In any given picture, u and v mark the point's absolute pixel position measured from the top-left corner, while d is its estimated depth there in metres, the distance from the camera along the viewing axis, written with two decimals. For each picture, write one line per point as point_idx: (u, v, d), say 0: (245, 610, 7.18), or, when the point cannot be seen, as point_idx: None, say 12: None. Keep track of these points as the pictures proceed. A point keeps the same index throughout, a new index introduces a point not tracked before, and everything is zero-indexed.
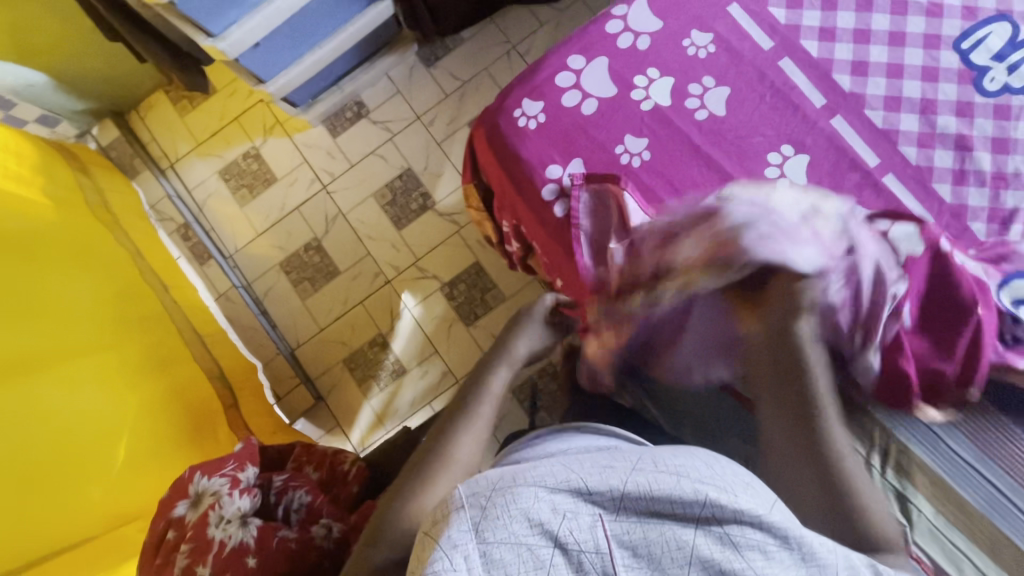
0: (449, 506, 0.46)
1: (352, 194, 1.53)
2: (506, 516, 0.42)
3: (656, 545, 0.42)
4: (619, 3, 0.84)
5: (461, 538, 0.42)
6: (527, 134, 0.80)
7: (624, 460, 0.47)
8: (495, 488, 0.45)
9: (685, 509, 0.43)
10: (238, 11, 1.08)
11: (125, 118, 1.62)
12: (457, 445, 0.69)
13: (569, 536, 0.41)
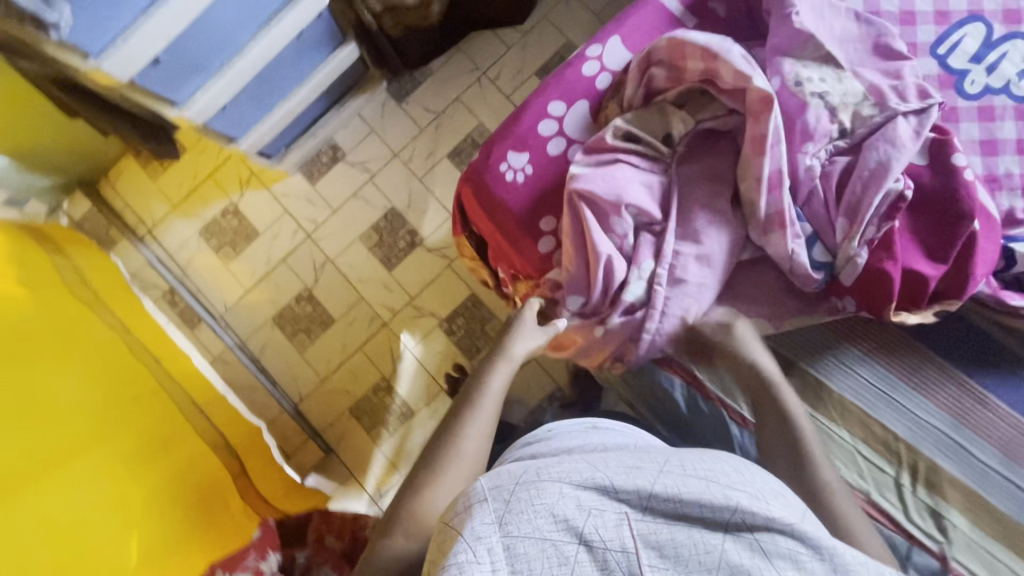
0: (471, 498, 0.54)
1: (338, 239, 1.51)
2: (532, 509, 0.50)
3: (684, 546, 0.50)
4: (591, 41, 0.78)
5: (486, 530, 0.50)
6: (517, 191, 0.76)
7: (651, 465, 0.56)
8: (520, 482, 0.53)
9: (715, 513, 0.51)
10: (201, 77, 1.05)
11: (96, 187, 1.58)
12: (463, 437, 0.68)
13: (593, 532, 0.49)
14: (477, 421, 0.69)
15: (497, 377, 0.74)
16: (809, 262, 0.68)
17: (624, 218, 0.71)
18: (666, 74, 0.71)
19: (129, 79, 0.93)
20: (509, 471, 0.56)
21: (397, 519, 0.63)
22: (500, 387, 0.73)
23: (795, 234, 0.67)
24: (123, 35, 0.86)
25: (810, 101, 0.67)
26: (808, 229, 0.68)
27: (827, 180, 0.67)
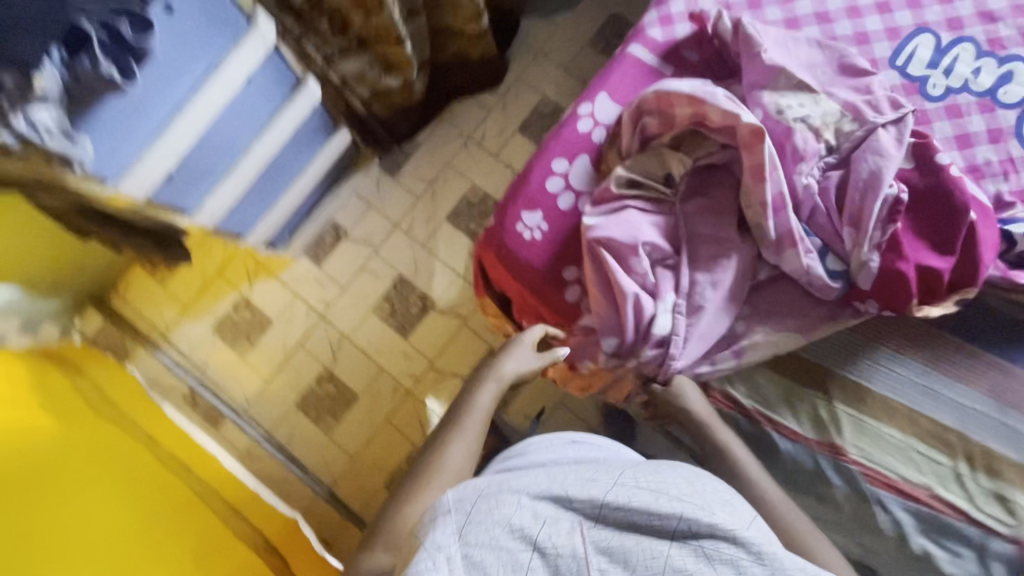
0: (439, 507, 0.62)
1: (351, 316, 1.53)
2: (490, 518, 0.59)
3: (632, 551, 0.59)
4: (582, 99, 0.83)
5: (447, 540, 0.58)
6: (538, 248, 0.80)
7: (606, 479, 0.65)
8: (482, 495, 0.62)
9: (660, 520, 0.60)
10: (209, 183, 1.10)
11: (105, 301, 1.60)
12: (446, 454, 0.74)
13: (546, 539, 0.59)
14: (460, 439, 0.76)
15: (484, 395, 0.81)
16: (825, 273, 0.71)
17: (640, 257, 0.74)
18: (657, 122, 0.76)
19: (143, 196, 0.96)
20: (473, 485, 0.64)
21: (379, 535, 0.68)
22: (486, 404, 0.81)
23: (806, 249, 0.71)
24: (137, 157, 0.90)
25: (794, 126, 0.72)
26: (818, 243, 0.71)
27: (825, 195, 0.71)
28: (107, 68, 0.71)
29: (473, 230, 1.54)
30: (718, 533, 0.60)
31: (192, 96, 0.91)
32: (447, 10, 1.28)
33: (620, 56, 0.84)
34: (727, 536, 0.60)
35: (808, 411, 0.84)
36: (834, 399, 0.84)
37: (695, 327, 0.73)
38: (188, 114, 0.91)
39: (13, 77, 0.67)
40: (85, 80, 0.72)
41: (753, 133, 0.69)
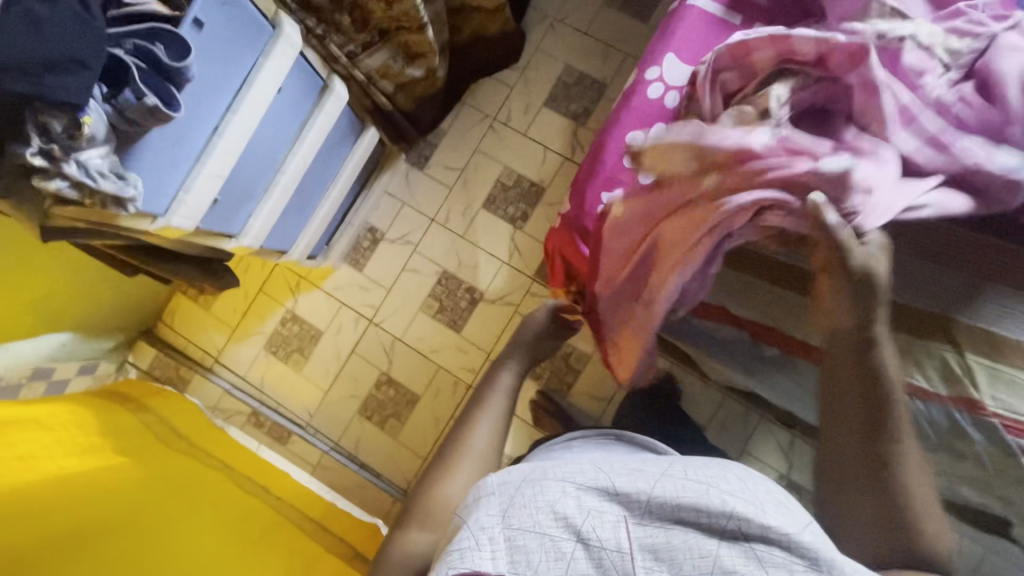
0: (482, 490, 0.61)
1: (400, 317, 1.51)
2: (536, 504, 0.58)
3: (678, 550, 0.54)
4: (648, 63, 0.77)
5: (488, 521, 0.57)
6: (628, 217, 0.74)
7: (654, 470, 0.62)
8: (526, 480, 0.61)
9: (711, 518, 0.55)
10: (253, 203, 1.08)
11: (154, 332, 1.60)
12: (472, 434, 0.82)
13: (591, 531, 0.55)
14: (485, 419, 0.84)
15: (504, 378, 0.91)
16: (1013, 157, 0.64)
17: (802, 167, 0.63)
18: (736, 75, 0.72)
19: (193, 227, 0.93)
20: (518, 471, 0.64)
21: (414, 514, 0.74)
22: (507, 385, 0.90)
23: (976, 142, 0.64)
24: (182, 188, 0.86)
25: (903, 46, 0.67)
26: (982, 139, 0.65)
27: (965, 103, 0.66)
28: (151, 98, 0.67)
29: (511, 214, 1.50)
30: (774, 536, 0.54)
31: (228, 114, 0.87)
32: None
33: (679, 11, 0.78)
34: (787, 542, 0.54)
35: (936, 363, 0.67)
36: (964, 349, 0.67)
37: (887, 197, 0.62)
38: (227, 134, 0.87)
39: (60, 121, 0.63)
40: (130, 114, 0.68)
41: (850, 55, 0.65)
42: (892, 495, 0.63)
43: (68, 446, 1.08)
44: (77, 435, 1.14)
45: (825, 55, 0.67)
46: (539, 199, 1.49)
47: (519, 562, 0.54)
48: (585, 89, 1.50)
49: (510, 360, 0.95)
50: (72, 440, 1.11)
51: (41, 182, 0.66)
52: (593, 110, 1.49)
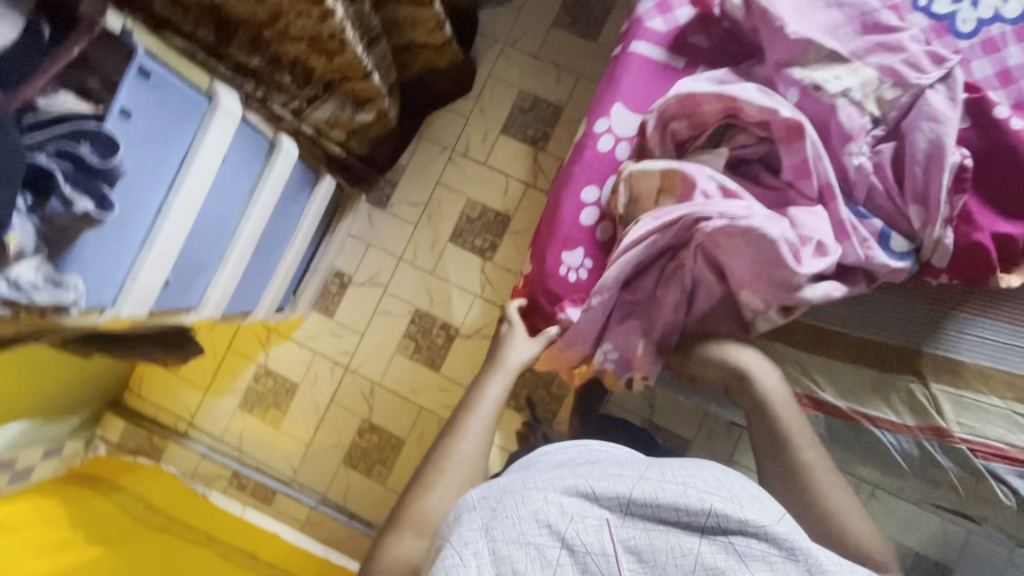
0: (461, 507, 0.56)
1: (377, 361, 1.48)
2: (517, 514, 0.53)
3: (661, 550, 0.51)
4: (596, 116, 0.76)
5: (471, 536, 0.52)
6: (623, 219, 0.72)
7: (632, 469, 0.58)
8: (505, 491, 0.56)
9: (691, 516, 0.53)
10: (207, 274, 1.04)
11: (122, 403, 1.54)
12: (459, 442, 0.70)
13: (574, 536, 0.51)
14: (474, 424, 0.72)
15: (491, 387, 0.75)
16: (889, 256, 0.64)
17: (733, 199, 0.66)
18: (687, 125, 0.69)
19: (146, 311, 0.89)
20: (500, 484, 0.59)
21: (403, 519, 0.65)
22: (495, 395, 0.75)
23: (863, 237, 0.65)
24: (129, 274, 0.82)
25: (838, 102, 0.65)
26: (879, 223, 0.65)
27: (880, 174, 0.65)
28: (82, 204, 0.63)
29: (479, 247, 1.48)
30: (753, 530, 0.53)
31: (171, 194, 0.83)
32: (406, 26, 1.17)
33: (623, 58, 0.77)
34: (763, 533, 0.53)
35: (902, 395, 0.69)
36: (928, 380, 0.68)
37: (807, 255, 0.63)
38: (171, 215, 0.84)
39: None
40: (60, 223, 0.64)
41: (788, 128, 0.64)
42: (820, 511, 0.62)
43: (37, 547, 1.04)
44: (46, 532, 1.09)
45: (769, 121, 0.65)
46: (506, 228, 1.48)
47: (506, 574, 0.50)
48: (541, 113, 1.49)
49: (494, 370, 0.77)
50: (41, 539, 1.06)
51: None
52: (551, 134, 1.48)
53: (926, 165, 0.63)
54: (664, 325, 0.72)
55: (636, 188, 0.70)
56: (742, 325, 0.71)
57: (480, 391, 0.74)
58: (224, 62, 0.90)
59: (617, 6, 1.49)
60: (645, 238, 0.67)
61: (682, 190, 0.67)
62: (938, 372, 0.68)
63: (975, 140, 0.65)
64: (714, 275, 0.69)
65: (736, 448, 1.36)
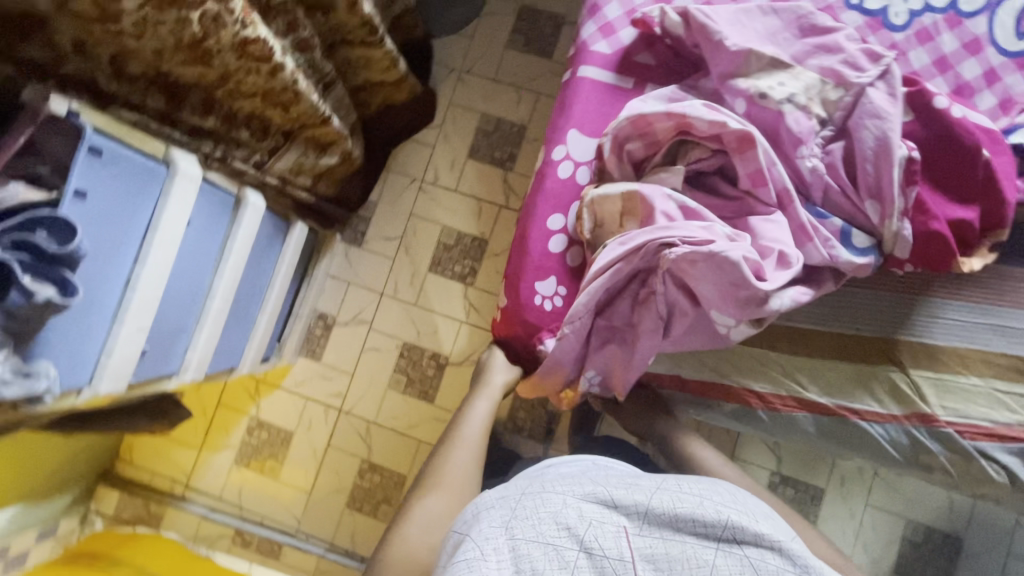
0: (483, 511, 0.60)
1: (370, 400, 1.46)
2: (537, 515, 0.56)
3: (676, 557, 0.53)
4: (553, 142, 0.76)
5: (492, 532, 0.55)
6: (591, 242, 0.73)
7: (648, 482, 0.61)
8: (525, 492, 0.60)
9: (706, 527, 0.55)
10: (186, 338, 1.02)
11: (114, 473, 1.51)
12: (453, 451, 0.76)
13: (593, 540, 0.53)
14: (465, 435, 0.79)
15: (480, 404, 0.83)
16: (852, 253, 0.65)
17: (696, 216, 0.67)
18: (642, 145, 0.70)
19: (126, 386, 0.88)
20: (517, 488, 0.62)
21: (402, 516, 0.68)
22: (482, 411, 0.82)
23: (825, 237, 0.66)
24: (104, 351, 0.81)
25: (784, 108, 0.66)
26: (839, 222, 0.66)
27: (833, 173, 0.66)
28: (43, 292, 0.62)
29: (459, 273, 1.48)
30: (767, 543, 0.55)
31: (137, 265, 0.82)
32: (360, 66, 1.17)
33: (573, 83, 0.77)
34: (775, 546, 0.55)
35: (885, 386, 0.71)
36: (908, 367, 0.70)
37: (771, 269, 0.64)
38: (140, 286, 0.83)
39: None
40: (21, 314, 0.62)
41: (739, 139, 0.65)
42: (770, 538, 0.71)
43: None
44: None
45: (720, 134, 0.66)
46: (484, 251, 1.48)
47: (524, 571, 0.52)
48: (506, 134, 1.50)
49: (481, 390, 0.85)
50: None
51: None
52: (518, 154, 1.50)
53: (877, 160, 0.64)
54: (642, 353, 0.71)
55: (599, 213, 0.71)
56: (716, 339, 0.72)
57: (469, 407, 0.82)
58: (178, 126, 0.88)
59: (567, 22, 1.51)
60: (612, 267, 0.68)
61: (644, 214, 0.68)
62: (915, 358, 0.70)
63: (919, 131, 0.67)
64: (687, 297, 0.68)
65: (737, 444, 1.37)
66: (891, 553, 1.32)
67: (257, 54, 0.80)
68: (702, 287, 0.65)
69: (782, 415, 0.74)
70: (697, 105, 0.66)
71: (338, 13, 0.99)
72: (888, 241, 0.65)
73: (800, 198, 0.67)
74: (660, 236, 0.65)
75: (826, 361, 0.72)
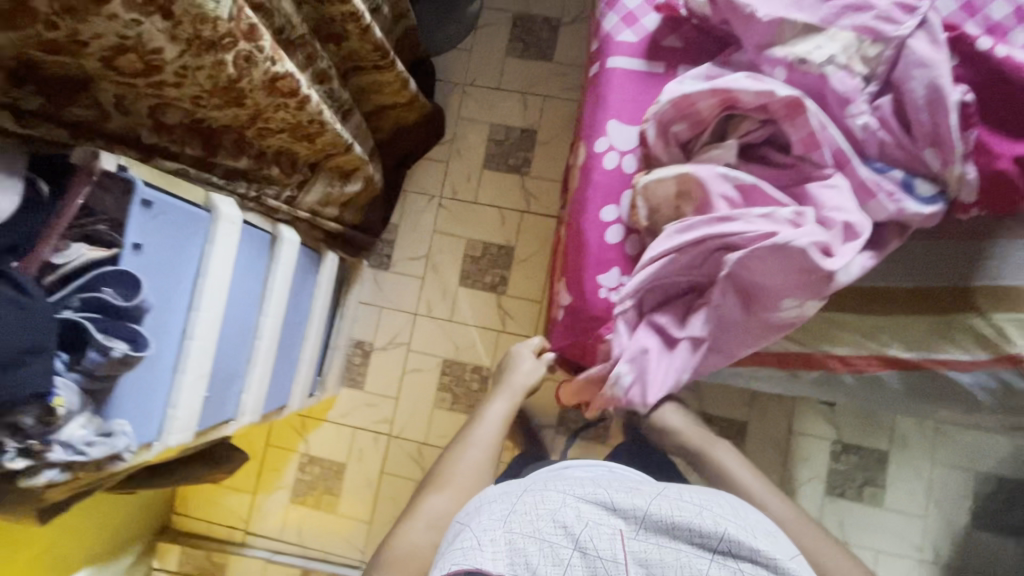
0: (483, 509, 0.64)
1: (418, 421, 1.46)
2: (536, 512, 0.60)
3: (668, 563, 0.55)
4: (594, 136, 0.77)
5: (491, 526, 0.59)
6: (650, 229, 0.73)
7: (651, 489, 0.63)
8: (527, 490, 0.63)
9: (704, 538, 0.58)
10: (240, 380, 1.02)
11: (171, 526, 1.50)
12: (468, 447, 0.84)
13: (588, 540, 0.56)
14: (478, 434, 0.86)
15: (497, 405, 0.91)
16: (919, 203, 0.66)
17: (756, 200, 0.68)
18: (687, 126, 0.71)
19: (192, 435, 0.87)
20: (521, 486, 0.66)
21: (412, 510, 0.76)
22: (499, 411, 0.90)
23: (888, 191, 0.66)
24: (169, 403, 0.81)
25: (827, 71, 0.66)
26: (900, 175, 0.67)
27: (887, 126, 0.67)
28: (119, 348, 0.63)
29: (490, 283, 1.48)
30: (761, 559, 0.57)
31: (192, 313, 0.82)
32: (374, 91, 1.18)
33: (603, 76, 0.78)
34: (772, 564, 0.57)
35: (967, 332, 0.70)
36: (988, 311, 0.69)
37: (835, 242, 0.65)
38: (196, 334, 0.83)
39: (30, 416, 0.57)
40: (100, 371, 0.63)
41: (788, 106, 0.65)
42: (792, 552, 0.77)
43: None
44: None
45: (767, 104, 0.66)
46: (511, 259, 1.48)
47: (518, 564, 0.55)
48: (518, 141, 1.51)
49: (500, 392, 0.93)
50: None
51: (27, 479, 0.60)
52: (532, 159, 1.50)
53: (928, 109, 0.64)
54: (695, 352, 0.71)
55: (653, 198, 0.71)
56: (777, 329, 0.71)
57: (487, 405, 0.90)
58: (214, 169, 0.88)
59: (564, 23, 1.52)
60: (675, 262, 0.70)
61: (700, 199, 0.69)
62: (995, 301, 0.68)
63: (969, 74, 0.66)
64: (737, 302, 0.71)
65: (792, 418, 1.36)
66: (966, 509, 1.29)
67: (286, 90, 0.80)
68: (765, 281, 0.67)
69: (866, 374, 0.74)
70: (742, 80, 0.67)
71: (351, 41, 1.00)
72: (950, 191, 0.66)
73: (857, 155, 0.67)
74: (725, 225, 0.67)
75: (899, 316, 0.72)
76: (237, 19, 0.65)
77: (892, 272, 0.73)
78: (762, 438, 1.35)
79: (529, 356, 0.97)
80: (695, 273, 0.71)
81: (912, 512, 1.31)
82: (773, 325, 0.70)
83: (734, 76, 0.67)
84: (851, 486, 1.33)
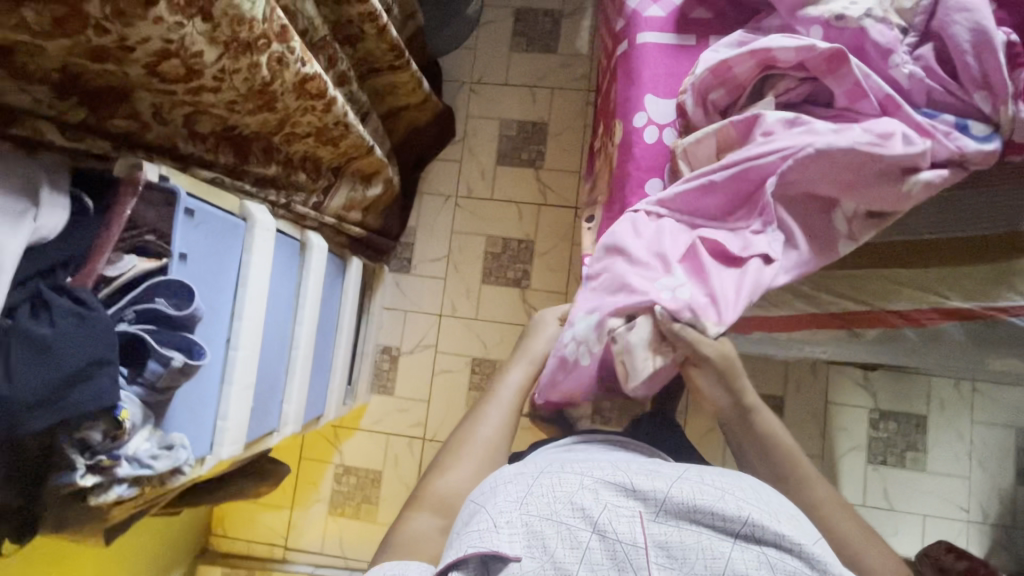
0: (494, 489, 0.59)
1: (451, 422, 1.44)
2: (552, 494, 0.55)
3: (689, 548, 0.51)
4: (632, 112, 0.79)
5: (506, 508, 0.55)
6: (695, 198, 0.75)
7: (670, 470, 0.58)
8: (543, 471, 0.58)
9: (727, 523, 0.52)
10: (280, 391, 1.01)
11: (209, 549, 1.49)
12: (481, 427, 0.74)
13: (608, 523, 0.52)
14: (491, 412, 0.75)
15: (515, 374, 0.79)
16: (976, 142, 0.68)
17: (798, 125, 0.69)
18: (724, 92, 0.73)
19: (243, 447, 0.86)
20: (536, 466, 0.61)
21: (418, 499, 0.68)
22: (517, 382, 0.78)
23: (944, 132, 0.69)
24: (219, 415, 0.80)
25: (865, 24, 0.68)
26: (952, 118, 0.69)
27: (932, 75, 0.69)
28: (179, 358, 0.61)
29: (515, 277, 1.47)
30: (787, 544, 0.52)
31: (235, 321, 0.82)
32: (388, 93, 1.18)
33: (634, 55, 0.80)
34: (797, 550, 0.52)
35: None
36: None
37: (892, 145, 0.67)
38: (241, 343, 0.82)
39: (99, 431, 0.56)
40: (161, 384, 0.62)
41: (828, 59, 0.67)
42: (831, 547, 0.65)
43: None
44: None
45: (805, 60, 0.68)
46: (532, 253, 1.48)
47: (536, 547, 0.52)
48: (529, 135, 1.51)
49: (519, 358, 0.80)
50: None
51: (99, 497, 0.59)
52: (545, 151, 1.50)
53: (975, 53, 0.66)
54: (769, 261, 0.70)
55: (693, 160, 0.74)
56: (845, 237, 0.72)
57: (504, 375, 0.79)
58: (246, 177, 0.87)
59: (565, 15, 1.52)
60: (714, 192, 0.72)
61: (738, 140, 0.72)
62: None
63: (1009, 17, 0.68)
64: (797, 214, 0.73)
65: (827, 390, 1.36)
66: (1010, 466, 1.29)
67: (314, 91, 0.80)
68: (820, 188, 0.70)
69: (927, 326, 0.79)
70: (781, 39, 0.68)
71: (367, 42, 1.00)
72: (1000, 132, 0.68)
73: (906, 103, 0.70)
74: (771, 147, 0.69)
75: (945, 267, 0.74)
76: (269, 19, 0.65)
77: (943, 221, 0.74)
78: (799, 412, 1.35)
79: (553, 323, 0.82)
80: (736, 205, 0.73)
81: (955, 473, 1.31)
82: (833, 234, 0.72)
83: (770, 37, 0.69)
84: (893, 453, 1.34)
